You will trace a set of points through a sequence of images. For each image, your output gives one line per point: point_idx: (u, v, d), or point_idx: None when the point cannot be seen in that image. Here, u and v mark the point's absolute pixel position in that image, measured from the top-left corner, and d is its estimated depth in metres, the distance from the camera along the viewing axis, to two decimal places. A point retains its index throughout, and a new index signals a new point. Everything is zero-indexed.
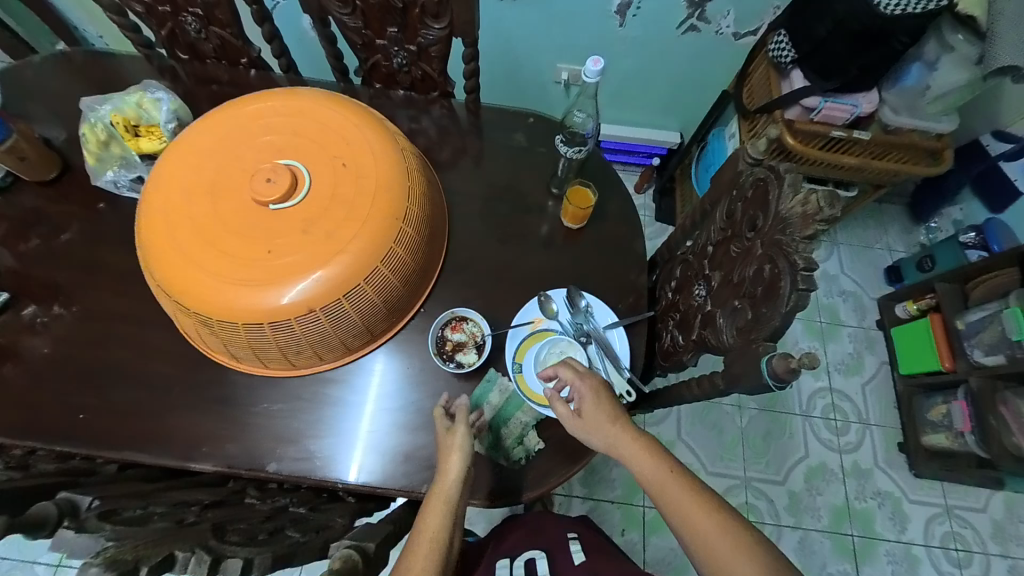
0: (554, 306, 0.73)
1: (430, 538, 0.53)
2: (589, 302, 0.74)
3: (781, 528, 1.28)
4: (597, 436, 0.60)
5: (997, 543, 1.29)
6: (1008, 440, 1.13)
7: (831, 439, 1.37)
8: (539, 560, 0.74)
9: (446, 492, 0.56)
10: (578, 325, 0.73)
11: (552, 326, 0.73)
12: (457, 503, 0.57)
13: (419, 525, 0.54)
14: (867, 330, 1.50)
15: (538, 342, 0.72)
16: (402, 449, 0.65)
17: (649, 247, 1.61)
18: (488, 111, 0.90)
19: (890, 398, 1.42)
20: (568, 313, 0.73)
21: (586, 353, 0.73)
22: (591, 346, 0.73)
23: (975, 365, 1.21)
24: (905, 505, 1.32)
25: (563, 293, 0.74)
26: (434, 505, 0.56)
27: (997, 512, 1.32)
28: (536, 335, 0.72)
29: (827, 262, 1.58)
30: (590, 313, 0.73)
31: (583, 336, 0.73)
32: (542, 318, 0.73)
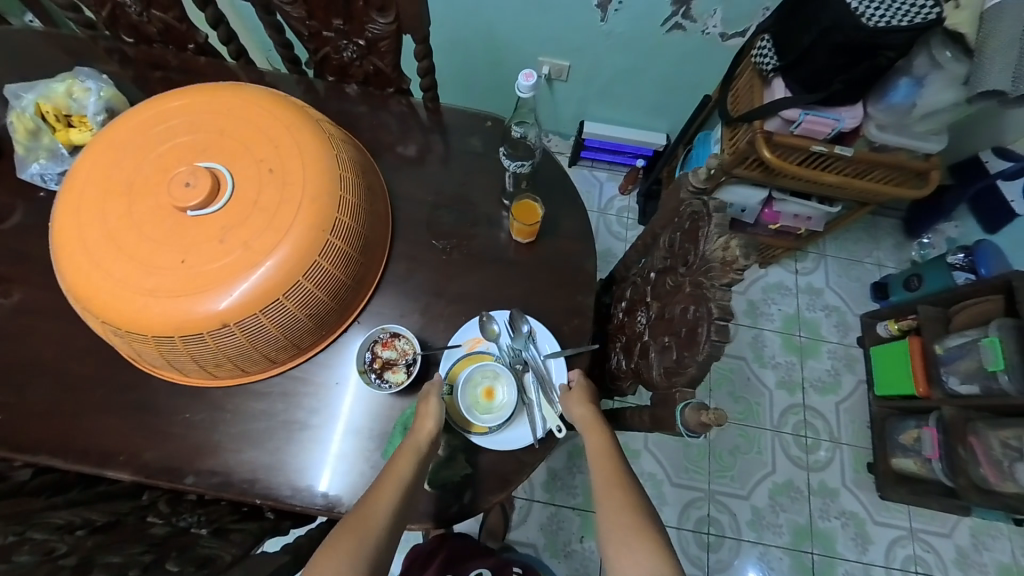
0: (495, 327, 0.71)
1: (398, 482, 0.55)
2: (533, 327, 0.72)
3: (741, 542, 1.26)
4: (578, 410, 0.65)
5: (959, 569, 1.27)
6: (974, 471, 1.10)
7: (800, 456, 1.35)
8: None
9: (417, 442, 0.58)
10: (516, 349, 0.71)
11: (489, 349, 0.70)
12: (426, 454, 0.57)
13: (387, 470, 0.56)
14: (847, 347, 1.46)
15: (472, 364, 0.70)
16: (324, 467, 0.64)
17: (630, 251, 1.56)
18: (447, 111, 0.86)
19: (864, 417, 1.39)
20: (508, 338, 0.71)
21: (522, 381, 0.70)
22: (528, 374, 0.71)
23: (951, 394, 1.16)
24: (868, 527, 1.30)
25: (506, 316, 0.72)
26: (402, 454, 0.57)
27: (962, 538, 1.29)
28: (471, 357, 0.70)
29: (812, 275, 1.53)
30: (531, 339, 0.71)
31: (519, 363, 0.70)
32: (480, 338, 0.71)
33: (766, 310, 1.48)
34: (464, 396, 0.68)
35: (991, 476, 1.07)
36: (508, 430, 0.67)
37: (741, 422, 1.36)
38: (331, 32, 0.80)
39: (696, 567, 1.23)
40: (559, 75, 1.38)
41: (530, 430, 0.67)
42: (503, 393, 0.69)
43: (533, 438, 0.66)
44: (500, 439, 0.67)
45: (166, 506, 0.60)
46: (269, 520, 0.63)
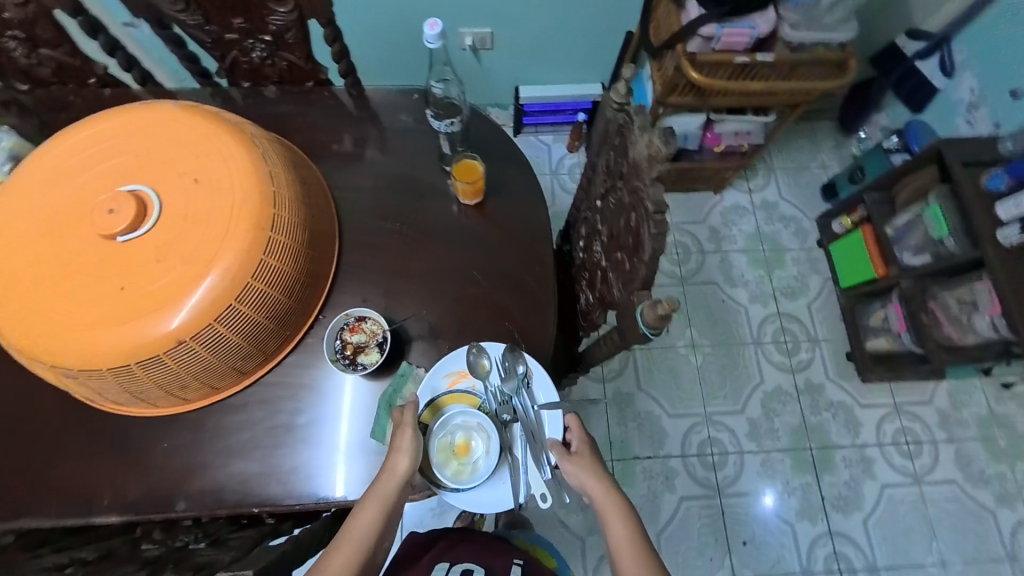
0: (486, 362, 0.67)
1: (356, 542, 0.54)
2: (529, 369, 0.68)
3: (743, 456, 1.31)
4: (589, 480, 0.61)
5: (942, 428, 1.33)
6: (938, 333, 1.18)
7: (783, 361, 1.40)
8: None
9: (382, 492, 0.57)
10: (505, 391, 0.67)
11: (475, 390, 0.67)
12: (393, 503, 0.57)
13: (347, 527, 0.55)
14: (809, 252, 1.51)
15: (455, 406, 0.66)
16: (328, 471, 0.63)
17: None
18: (369, 92, 0.84)
19: (834, 312, 1.44)
20: (499, 378, 0.67)
21: (508, 433, 0.67)
22: (516, 426, 0.67)
23: (907, 268, 1.21)
24: (856, 411, 1.35)
25: (499, 353, 0.68)
26: (367, 505, 0.56)
27: (942, 402, 1.36)
28: (454, 396, 0.66)
29: (765, 191, 1.57)
30: (524, 384, 0.67)
31: (506, 415, 0.67)
32: (466, 375, 0.67)
33: (728, 233, 1.52)
34: (436, 442, 0.65)
35: (953, 333, 1.16)
36: (483, 491, 0.64)
37: (725, 343, 1.41)
38: (234, 33, 0.78)
39: (706, 487, 1.27)
40: (485, 45, 1.36)
41: (511, 493, 0.64)
42: (480, 449, 0.65)
43: (513, 503, 0.63)
44: (468, 497, 0.64)
45: (160, 534, 0.60)
46: (268, 526, 0.64)
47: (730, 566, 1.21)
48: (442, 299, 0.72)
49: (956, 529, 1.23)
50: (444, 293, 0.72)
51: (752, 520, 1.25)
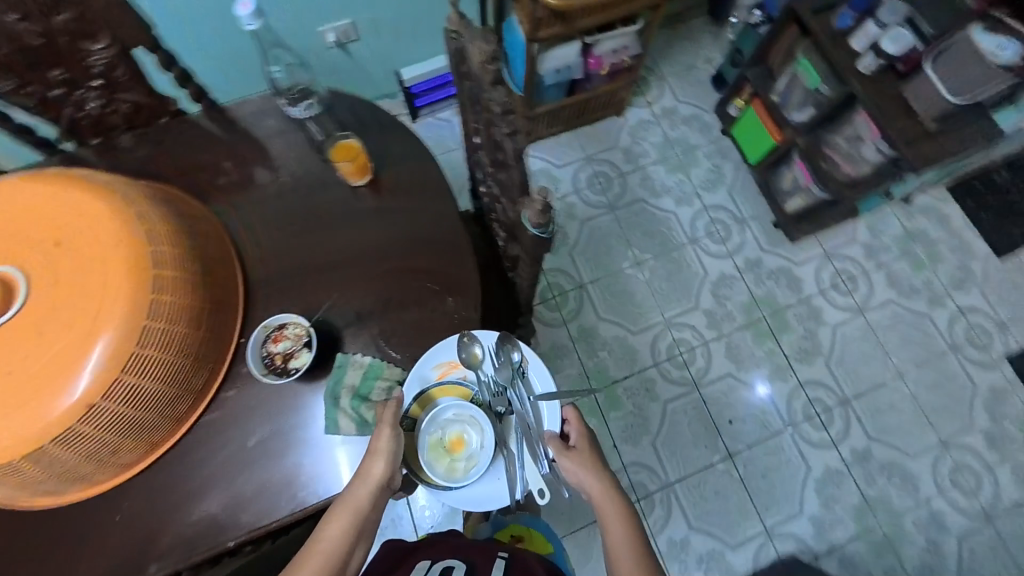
0: (478, 351, 0.67)
1: (325, 554, 0.56)
2: (524, 357, 0.69)
3: (709, 346, 1.29)
4: (588, 475, 0.64)
5: (871, 260, 1.46)
6: (838, 174, 1.26)
7: (721, 249, 1.41)
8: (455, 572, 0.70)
9: (356, 504, 0.58)
10: (503, 378, 0.68)
11: (467, 380, 0.67)
12: (365, 514, 0.58)
13: (317, 537, 0.57)
14: (717, 142, 1.57)
15: (446, 398, 0.67)
16: (333, 470, 0.63)
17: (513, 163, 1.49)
18: (227, 106, 0.80)
19: (754, 188, 1.51)
20: (493, 365, 0.68)
21: (504, 423, 0.69)
22: (511, 417, 0.69)
23: (799, 126, 1.29)
24: (795, 271, 1.41)
25: (494, 342, 0.68)
26: (336, 515, 0.57)
27: (864, 236, 1.49)
28: (445, 388, 0.67)
29: (663, 99, 1.62)
30: (521, 372, 0.69)
31: (501, 408, 0.69)
32: (457, 365, 0.67)
33: (640, 149, 1.55)
34: (427, 439, 0.65)
35: (849, 169, 1.25)
36: (480, 485, 0.66)
37: (664, 252, 1.38)
38: (57, 87, 0.71)
39: (683, 384, 1.26)
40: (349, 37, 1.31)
41: (507, 489, 0.66)
42: (474, 443, 0.66)
43: (510, 499, 0.65)
44: (464, 493, 0.65)
45: None
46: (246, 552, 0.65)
47: (724, 447, 1.21)
48: (363, 284, 0.70)
49: (906, 342, 1.36)
50: (364, 277, 0.71)
51: (736, 400, 1.25)
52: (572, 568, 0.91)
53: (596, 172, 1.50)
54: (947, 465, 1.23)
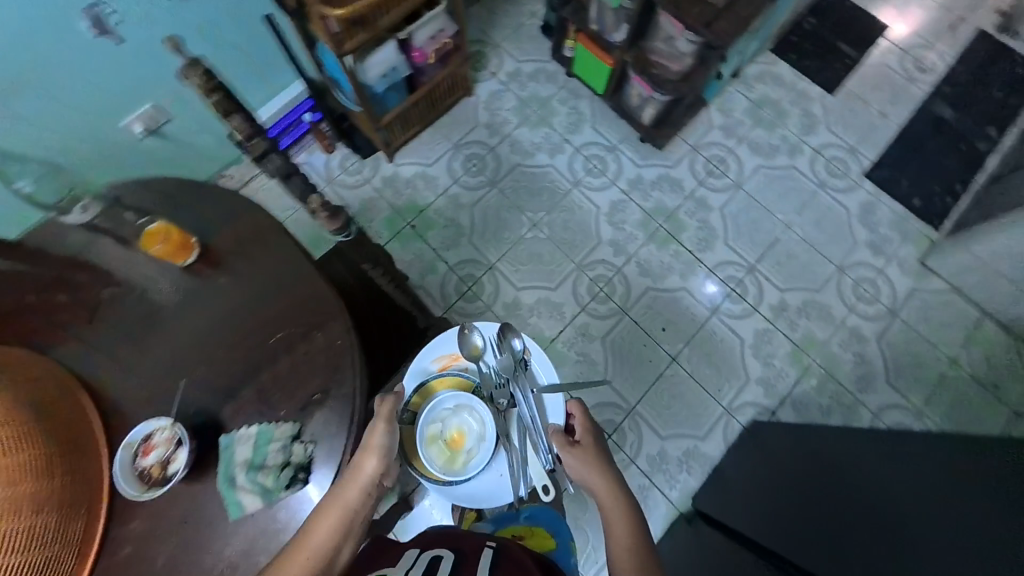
0: (478, 346, 0.91)
1: (313, 554, 0.57)
2: (526, 352, 0.90)
3: (622, 270, 1.37)
4: (587, 469, 0.77)
5: (732, 139, 1.60)
6: (667, 75, 1.33)
7: (601, 181, 1.48)
8: (444, 560, 0.67)
9: (347, 504, 0.61)
10: (505, 369, 0.90)
11: (469, 374, 0.89)
12: (355, 512, 0.61)
13: (303, 535, 0.58)
14: (567, 86, 1.61)
15: (444, 388, 0.87)
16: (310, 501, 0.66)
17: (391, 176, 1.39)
18: (24, 240, 0.74)
19: (613, 115, 1.57)
20: (493, 355, 0.91)
21: (506, 414, 0.88)
22: (511, 410, 0.88)
23: (620, 45, 1.35)
24: (674, 174, 1.52)
25: (495, 338, 0.92)
26: (326, 513, 0.60)
27: (719, 120, 1.62)
28: (444, 378, 0.88)
29: (506, 66, 1.63)
30: (523, 362, 0.89)
31: (502, 401, 0.89)
32: (458, 359, 0.90)
33: (502, 119, 1.54)
34: (427, 428, 0.84)
35: (675, 65, 1.32)
36: (476, 472, 0.83)
37: (554, 205, 1.42)
38: None
39: (608, 311, 1.33)
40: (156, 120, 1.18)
41: (510, 485, 0.84)
42: (470, 432, 0.84)
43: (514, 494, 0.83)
44: (462, 479, 0.83)
45: None
46: None
47: (667, 353, 1.30)
48: (227, 356, 0.70)
49: (780, 191, 1.53)
50: (224, 351, 0.71)
51: (662, 308, 1.34)
52: (575, 562, 0.96)
53: (473, 154, 1.46)
54: (851, 282, 1.42)
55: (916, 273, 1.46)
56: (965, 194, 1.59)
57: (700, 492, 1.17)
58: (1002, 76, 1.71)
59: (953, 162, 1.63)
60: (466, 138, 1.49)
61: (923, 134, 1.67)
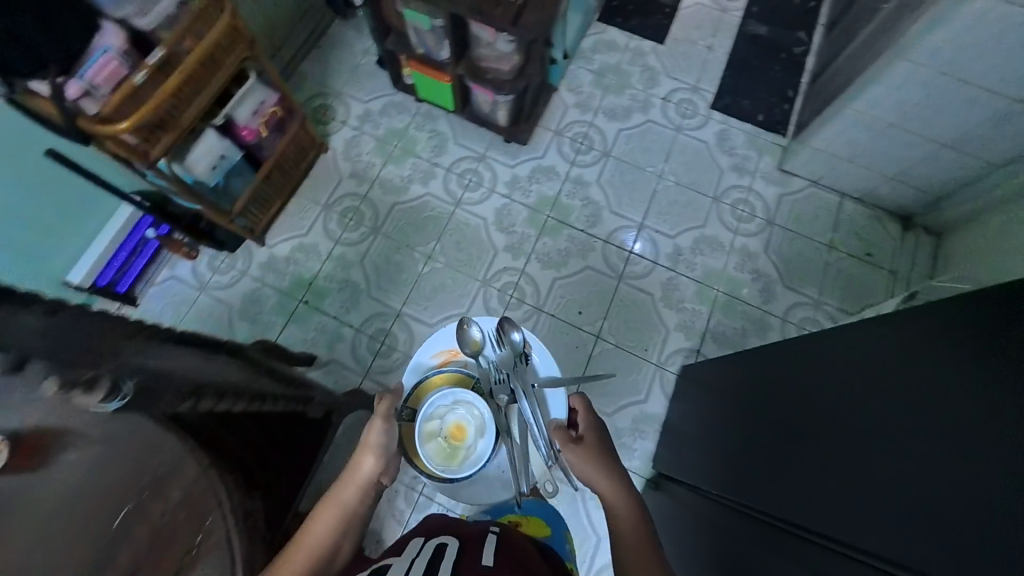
0: (478, 342, 1.07)
1: (311, 549, 0.65)
2: (527, 347, 1.05)
3: (526, 271, 1.44)
4: (586, 466, 0.82)
5: (589, 112, 1.67)
6: (502, 77, 1.33)
7: (479, 193, 1.50)
8: (449, 546, 0.69)
9: (341, 500, 0.73)
10: (505, 363, 1.04)
11: (467, 371, 1.07)
12: (351, 509, 0.72)
13: (303, 534, 0.67)
14: (421, 111, 1.57)
15: (441, 384, 1.06)
16: None
17: (265, 260, 1.33)
18: None
19: (472, 125, 1.56)
20: (491, 349, 1.07)
21: (502, 408, 1.03)
22: (508, 405, 1.03)
23: (450, 61, 1.33)
24: (547, 162, 1.58)
25: (495, 333, 1.07)
26: (322, 511, 0.70)
27: (572, 99, 1.68)
28: (443, 374, 1.06)
29: (353, 109, 1.56)
30: (521, 356, 1.04)
31: (502, 396, 1.04)
32: (457, 355, 1.08)
33: (364, 165, 1.49)
34: (427, 424, 1.03)
35: (505, 65, 1.31)
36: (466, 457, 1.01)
37: (444, 232, 1.43)
38: None
39: (523, 313, 1.41)
40: None
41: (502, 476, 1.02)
42: (464, 426, 1.02)
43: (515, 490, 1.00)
44: (454, 465, 1.01)
45: None
46: None
47: (589, 331, 1.42)
48: None
49: (644, 144, 1.65)
50: None
51: (571, 294, 1.45)
52: (570, 550, 0.98)
53: (348, 207, 1.42)
54: (729, 206, 1.60)
55: (778, 179, 1.65)
56: (797, 96, 1.76)
57: (656, 449, 1.30)
58: None
59: (780, 70, 1.80)
60: (336, 196, 1.43)
61: (748, 55, 1.82)
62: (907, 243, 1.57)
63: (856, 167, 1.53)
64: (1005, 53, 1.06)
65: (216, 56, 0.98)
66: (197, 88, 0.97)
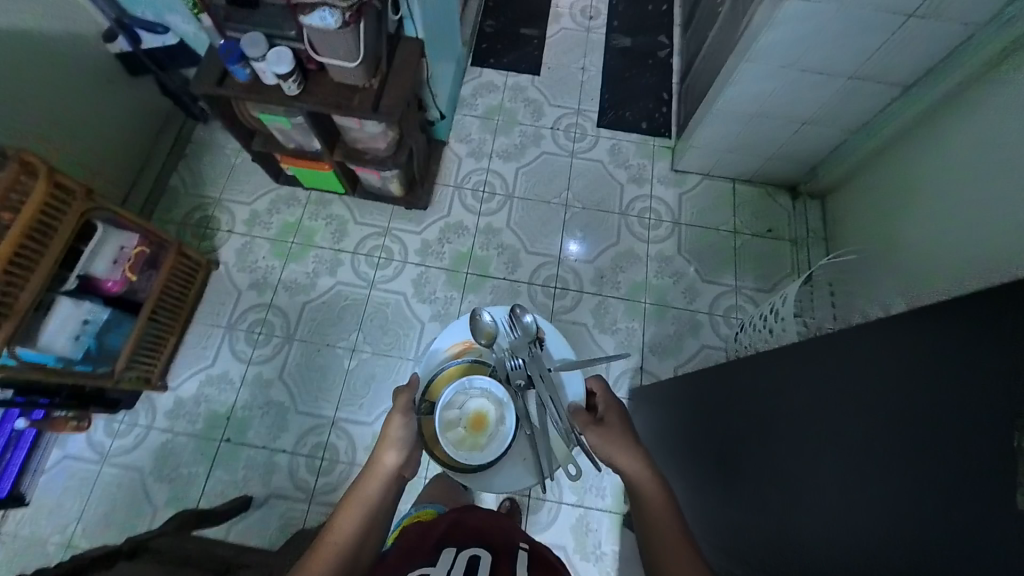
0: (490, 329, 1.10)
1: (338, 545, 0.67)
2: (540, 330, 1.09)
3: None
4: (609, 452, 0.81)
5: (483, 158, 1.67)
6: (379, 154, 1.27)
7: (392, 270, 1.46)
8: (480, 559, 0.72)
9: (366, 492, 0.72)
10: (518, 347, 1.08)
11: (483, 360, 1.09)
12: (375, 503, 0.72)
13: (332, 527, 0.69)
14: (312, 199, 1.50)
15: (455, 376, 1.07)
16: None
17: (170, 407, 1.23)
18: None
19: (368, 201, 1.51)
20: (505, 333, 1.11)
21: (521, 392, 1.06)
22: (526, 391, 1.06)
23: (323, 151, 1.26)
24: (454, 218, 1.56)
25: (506, 319, 1.11)
26: (352, 506, 0.71)
27: (464, 149, 1.68)
28: (459, 367, 1.09)
29: (236, 213, 1.47)
30: (537, 341, 1.09)
31: (519, 377, 1.05)
32: (472, 344, 1.12)
33: (263, 272, 1.41)
34: (445, 413, 1.02)
35: (379, 143, 1.24)
36: (484, 447, 1.01)
37: (363, 318, 1.38)
38: None
39: None
40: None
41: (523, 460, 1.02)
42: (483, 415, 1.02)
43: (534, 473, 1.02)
44: (473, 455, 1.00)
45: None
46: None
47: None
48: None
49: (545, 177, 1.67)
50: None
51: None
52: None
53: (256, 320, 1.34)
54: (636, 218, 1.65)
55: (676, 180, 1.71)
56: (673, 97, 1.84)
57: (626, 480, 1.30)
58: None
59: (653, 76, 1.88)
60: (241, 310, 1.35)
61: (621, 68, 1.88)
62: (798, 212, 1.68)
63: (736, 154, 1.62)
64: (829, 46, 1.16)
65: (48, 221, 0.88)
66: (34, 255, 0.87)
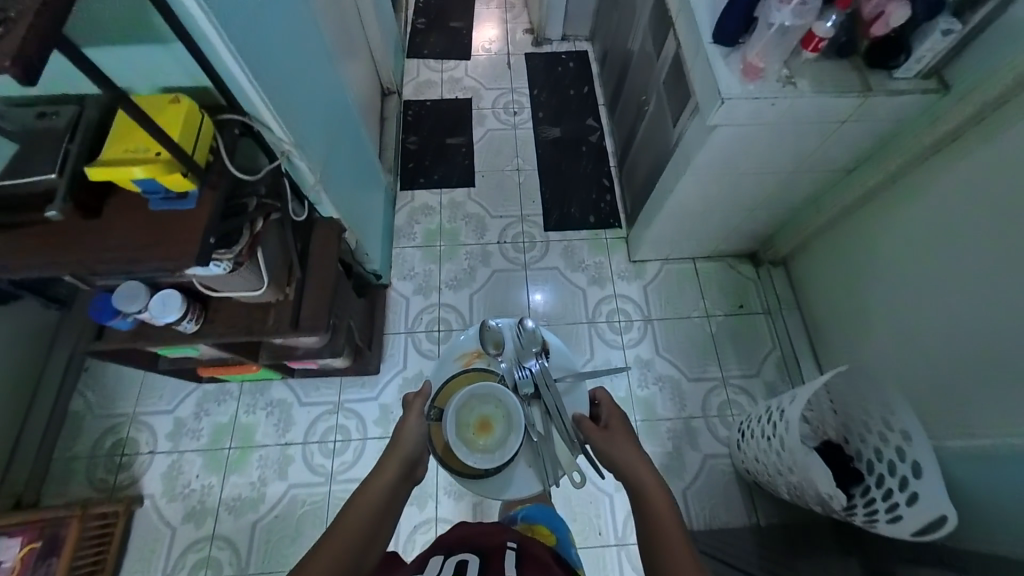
0: (497, 337, 1.05)
1: (353, 536, 0.65)
2: (547, 337, 1.06)
3: (440, 515, 1.33)
4: (619, 456, 0.84)
5: (430, 292, 1.55)
6: (311, 349, 1.10)
7: (349, 455, 1.32)
8: (473, 560, 0.69)
9: (371, 493, 0.71)
10: (524, 354, 1.04)
11: (494, 369, 1.02)
12: (387, 499, 0.72)
13: (343, 517, 0.68)
14: (245, 391, 1.37)
15: (465, 382, 0.99)
16: None
17: None
18: None
19: (310, 380, 1.39)
20: (513, 340, 1.05)
21: (530, 401, 0.99)
22: (535, 401, 1.00)
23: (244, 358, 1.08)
24: (411, 372, 1.43)
25: (514, 325, 1.07)
26: (363, 493, 0.72)
27: (408, 287, 1.56)
28: (469, 374, 1.01)
29: (160, 428, 1.33)
30: (544, 351, 1.04)
31: (527, 387, 0.99)
32: (477, 352, 1.05)
33: (200, 495, 1.26)
34: (457, 416, 0.91)
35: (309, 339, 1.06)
36: (495, 455, 0.89)
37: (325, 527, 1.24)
38: None
39: None
40: None
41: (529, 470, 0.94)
42: (497, 425, 0.91)
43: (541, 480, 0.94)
44: (484, 460, 0.88)
45: None
46: None
47: None
48: None
49: (500, 298, 1.56)
50: None
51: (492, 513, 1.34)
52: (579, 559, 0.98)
53: (198, 562, 1.19)
54: (605, 324, 1.54)
55: (635, 271, 1.61)
56: (615, 181, 1.76)
57: None
58: (567, 77, 1.98)
59: (588, 163, 1.80)
60: (178, 554, 1.21)
61: (555, 160, 1.81)
62: (762, 283, 1.57)
63: (688, 241, 1.53)
64: (755, 164, 1.11)
65: None
66: None
